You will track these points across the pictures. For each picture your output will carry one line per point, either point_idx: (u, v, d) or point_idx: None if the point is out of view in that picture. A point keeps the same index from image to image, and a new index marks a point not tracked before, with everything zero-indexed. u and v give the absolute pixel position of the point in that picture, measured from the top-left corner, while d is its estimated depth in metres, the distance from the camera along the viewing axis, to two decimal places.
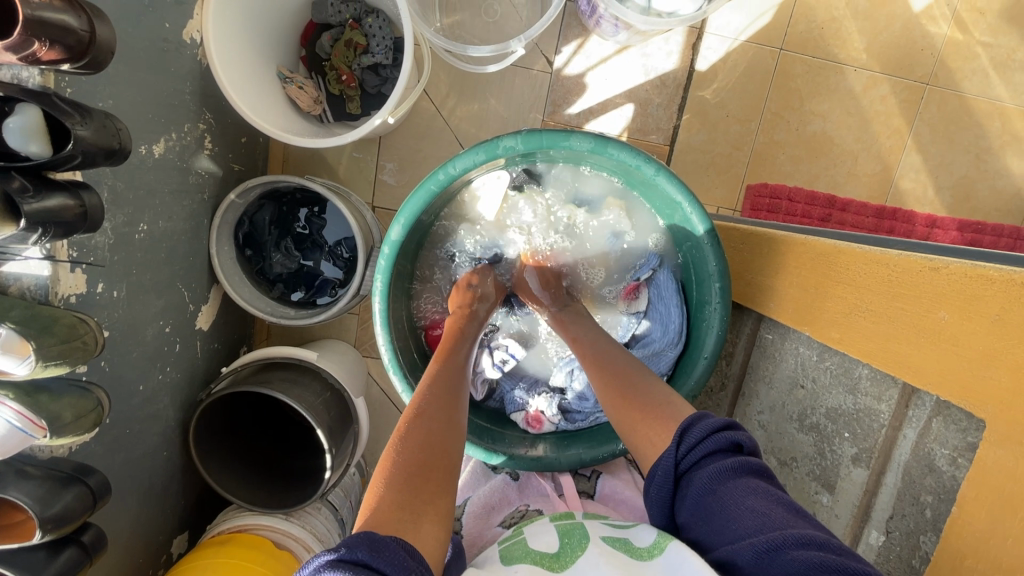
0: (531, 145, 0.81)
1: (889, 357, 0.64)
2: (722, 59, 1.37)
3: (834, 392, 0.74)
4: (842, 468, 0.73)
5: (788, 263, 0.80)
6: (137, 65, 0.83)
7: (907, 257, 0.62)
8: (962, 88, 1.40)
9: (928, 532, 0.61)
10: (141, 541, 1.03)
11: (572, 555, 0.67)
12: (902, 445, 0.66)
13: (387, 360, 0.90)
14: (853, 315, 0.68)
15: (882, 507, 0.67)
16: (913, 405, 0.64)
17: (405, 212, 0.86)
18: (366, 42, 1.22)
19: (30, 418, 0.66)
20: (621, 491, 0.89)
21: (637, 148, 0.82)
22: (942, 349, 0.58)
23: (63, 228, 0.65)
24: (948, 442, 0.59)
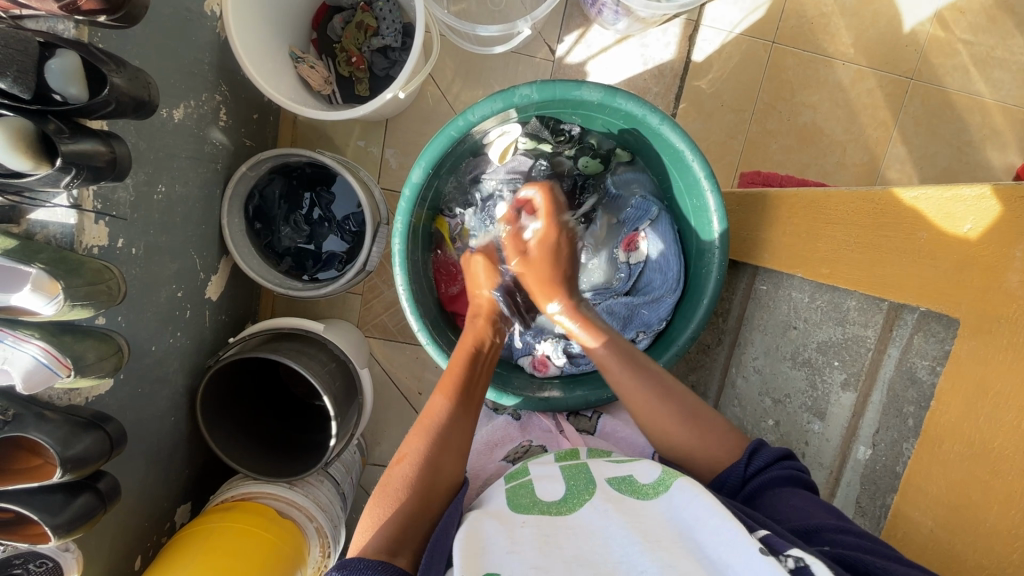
0: (546, 94, 0.84)
1: (876, 281, 0.69)
2: (717, 51, 1.43)
3: (824, 326, 0.78)
4: (832, 395, 0.76)
5: (779, 213, 0.85)
6: (162, 31, 0.87)
7: (888, 190, 0.68)
8: (944, 83, 1.47)
9: (911, 438, 0.65)
10: (147, 503, 1.04)
11: (580, 498, 0.66)
12: (887, 364, 0.70)
13: (404, 299, 0.90)
14: (841, 249, 0.73)
15: (868, 424, 0.71)
16: (896, 326, 0.68)
17: (425, 155, 0.87)
18: (376, 25, 1.27)
19: (56, 356, 0.68)
20: (621, 430, 0.90)
21: (643, 99, 0.86)
22: (922, 263, 0.63)
23: (93, 172, 0.68)
24: (927, 354, 0.64)
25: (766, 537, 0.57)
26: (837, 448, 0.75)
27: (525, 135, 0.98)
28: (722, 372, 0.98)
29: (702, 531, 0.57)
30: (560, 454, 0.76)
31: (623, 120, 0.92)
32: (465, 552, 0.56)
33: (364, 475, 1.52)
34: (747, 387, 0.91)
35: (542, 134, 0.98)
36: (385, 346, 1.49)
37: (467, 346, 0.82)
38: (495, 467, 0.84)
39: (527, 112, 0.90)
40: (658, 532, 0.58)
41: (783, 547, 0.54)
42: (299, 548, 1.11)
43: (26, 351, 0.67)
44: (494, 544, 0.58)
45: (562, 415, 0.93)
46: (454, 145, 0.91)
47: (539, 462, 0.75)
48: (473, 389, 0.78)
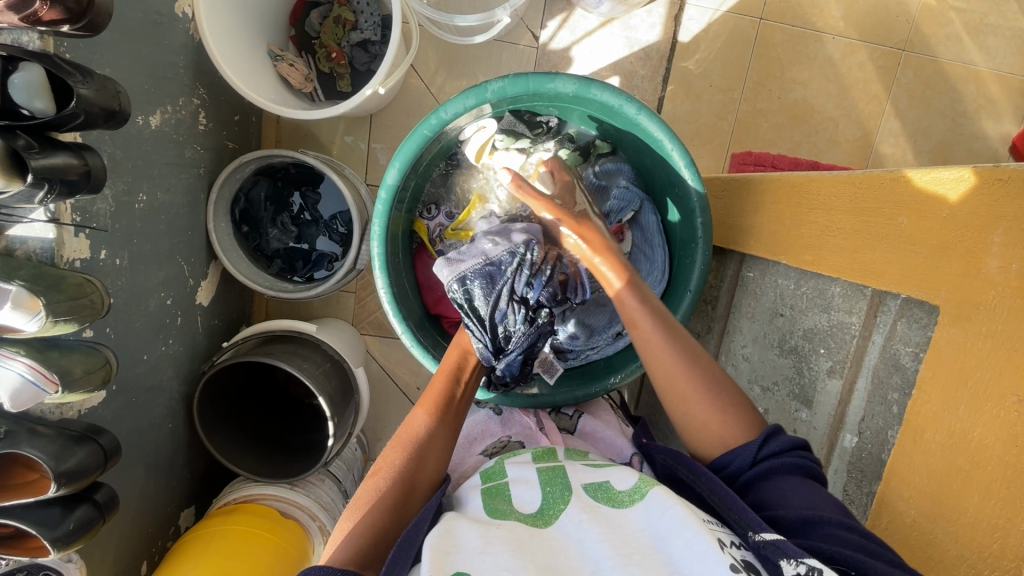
0: (518, 88, 0.82)
1: (857, 267, 0.68)
2: (704, 31, 1.40)
3: (810, 313, 0.77)
4: (820, 382, 0.76)
5: (763, 199, 0.84)
6: (133, 37, 0.85)
7: (871, 173, 0.67)
8: (936, 53, 1.44)
9: (895, 425, 0.64)
10: (149, 509, 1.06)
11: (555, 509, 0.65)
12: (872, 350, 0.69)
13: (386, 301, 0.90)
14: (824, 236, 0.72)
15: (855, 413, 0.71)
16: (879, 313, 0.67)
17: (399, 156, 0.86)
18: (354, 19, 1.24)
19: (42, 372, 0.68)
20: (601, 430, 0.89)
21: (619, 88, 0.83)
22: (904, 249, 0.62)
23: (67, 186, 0.67)
24: (910, 340, 0.63)
25: (775, 541, 0.56)
26: (825, 435, 0.75)
27: (501, 131, 0.96)
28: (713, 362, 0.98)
29: (675, 544, 0.56)
30: (538, 453, 0.76)
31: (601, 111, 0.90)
32: (432, 559, 0.56)
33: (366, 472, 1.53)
34: (736, 375, 0.91)
35: (518, 128, 0.96)
36: (381, 344, 1.49)
37: (451, 364, 0.82)
38: (472, 461, 0.83)
39: (501, 107, 0.89)
40: (631, 543, 0.58)
41: (794, 552, 0.54)
42: (303, 548, 1.12)
43: (11, 369, 0.67)
44: (466, 547, 0.58)
45: (544, 411, 0.93)
46: (429, 144, 0.90)
47: (515, 463, 0.74)
48: (453, 403, 0.78)
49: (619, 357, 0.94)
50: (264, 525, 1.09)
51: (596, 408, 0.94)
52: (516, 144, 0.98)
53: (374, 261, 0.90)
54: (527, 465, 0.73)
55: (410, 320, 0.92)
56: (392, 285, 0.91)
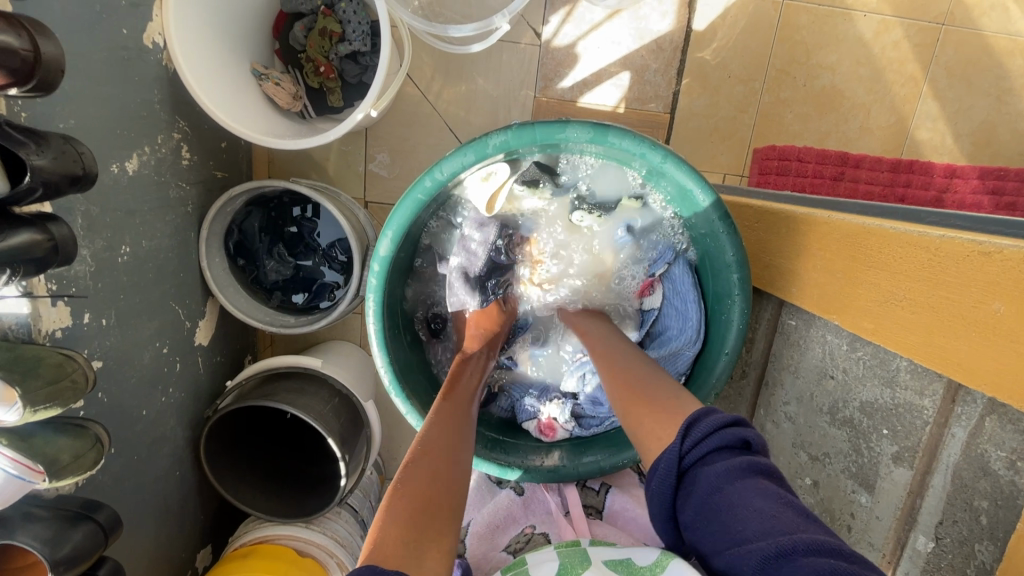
0: (523, 141, 0.73)
1: (934, 350, 0.57)
2: (721, 17, 1.28)
3: (868, 383, 0.69)
4: (882, 466, 0.68)
5: (810, 246, 0.75)
6: (99, 80, 0.78)
7: (948, 238, 0.56)
8: (980, 25, 1.30)
9: (985, 539, 0.55)
10: (164, 561, 1.03)
11: (572, 572, 0.64)
12: (950, 444, 0.59)
13: (387, 380, 0.82)
14: (889, 303, 0.63)
15: (928, 511, 0.62)
16: (959, 400, 0.58)
17: (392, 223, 0.77)
18: (341, 30, 1.15)
19: (27, 464, 0.64)
20: (631, 509, 0.83)
21: (638, 133, 0.73)
22: (996, 343, 0.51)
23: (34, 264, 0.62)
24: (1004, 445, 0.54)
25: None
26: (891, 530, 0.66)
27: (522, 181, 0.86)
28: (750, 412, 0.91)
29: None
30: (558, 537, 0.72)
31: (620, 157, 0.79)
32: None
33: None
34: (779, 434, 0.84)
35: (540, 179, 0.85)
36: None
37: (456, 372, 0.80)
38: (496, 559, 0.77)
39: (514, 155, 0.79)
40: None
41: None
42: None
43: None
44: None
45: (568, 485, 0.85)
46: (427, 205, 0.81)
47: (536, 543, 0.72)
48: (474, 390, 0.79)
49: None
50: (280, 567, 1.05)
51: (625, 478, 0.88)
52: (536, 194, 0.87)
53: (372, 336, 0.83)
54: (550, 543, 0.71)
55: (415, 396, 0.84)
56: (393, 360, 0.83)
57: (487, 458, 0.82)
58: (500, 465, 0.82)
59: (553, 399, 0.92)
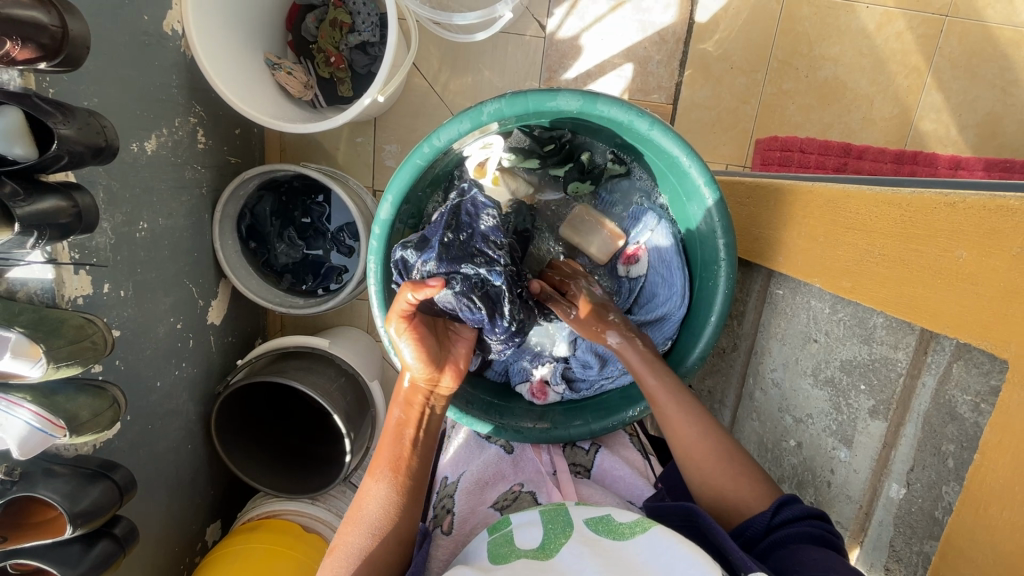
0: (517, 109, 0.75)
1: (904, 302, 0.60)
2: (724, 9, 1.30)
3: (848, 343, 0.71)
4: (859, 422, 0.70)
5: (795, 213, 0.77)
6: (121, 62, 0.82)
7: (920, 194, 0.59)
8: (984, 17, 1.31)
9: (952, 481, 0.58)
10: (175, 529, 1.07)
11: (556, 542, 0.58)
12: (921, 394, 0.62)
13: (386, 341, 0.83)
14: (864, 260, 0.65)
15: (901, 459, 0.65)
16: (931, 350, 0.61)
17: (393, 188, 0.79)
18: (351, 21, 1.19)
19: (48, 418, 0.68)
20: (618, 469, 0.84)
21: (629, 102, 0.75)
22: (961, 289, 0.54)
23: (59, 230, 0.65)
24: (969, 388, 0.57)
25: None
26: (866, 480, 0.68)
27: (510, 151, 0.92)
28: (738, 382, 0.93)
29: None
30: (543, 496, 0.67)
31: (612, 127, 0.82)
32: None
33: None
34: (766, 400, 0.85)
35: (529, 147, 0.92)
36: None
37: (391, 428, 0.71)
38: (483, 515, 0.76)
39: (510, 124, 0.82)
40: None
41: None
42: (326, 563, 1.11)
43: (18, 416, 0.67)
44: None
45: (558, 447, 0.87)
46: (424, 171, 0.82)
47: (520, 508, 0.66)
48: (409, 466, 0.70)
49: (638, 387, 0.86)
50: (288, 542, 1.08)
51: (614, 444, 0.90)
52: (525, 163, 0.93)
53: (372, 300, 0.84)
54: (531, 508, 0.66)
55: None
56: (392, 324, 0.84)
57: (480, 417, 0.84)
58: (491, 423, 0.84)
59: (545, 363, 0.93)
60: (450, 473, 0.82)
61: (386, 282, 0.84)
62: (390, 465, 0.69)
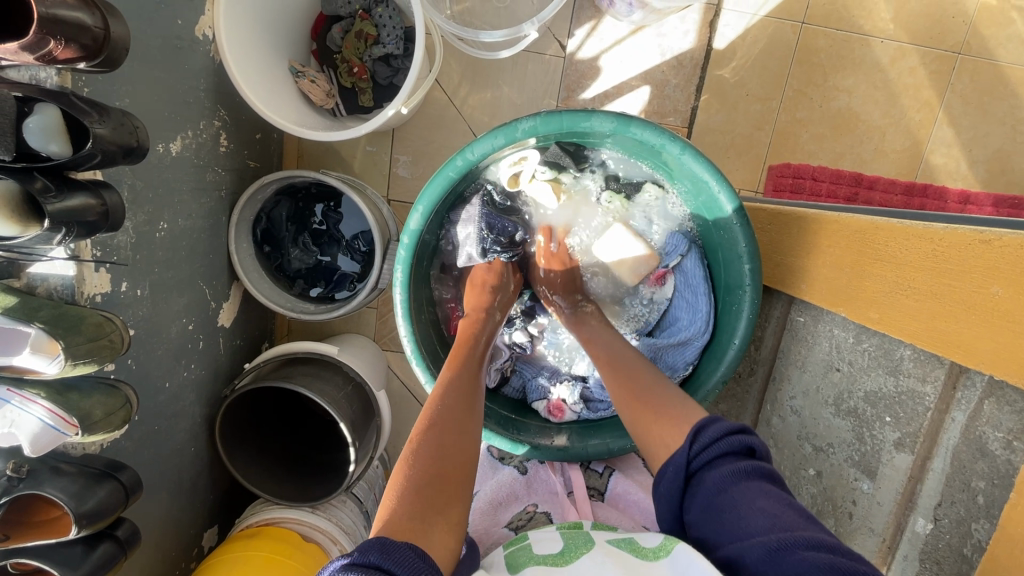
0: (551, 127, 0.78)
1: (935, 335, 0.61)
2: (741, 37, 1.33)
3: (872, 374, 0.72)
4: (884, 453, 0.71)
5: (819, 242, 0.78)
6: (153, 64, 0.83)
7: (953, 229, 0.60)
8: (995, 56, 1.33)
9: (980, 519, 0.59)
10: (173, 533, 1.05)
11: (576, 551, 0.64)
12: (950, 428, 0.64)
13: (409, 351, 0.87)
14: (894, 292, 0.66)
15: (928, 492, 0.66)
16: (961, 386, 0.62)
17: (423, 199, 0.83)
18: (376, 33, 1.21)
19: (61, 416, 0.68)
20: (633, 493, 0.84)
21: (661, 125, 0.78)
22: (996, 325, 0.56)
23: (85, 227, 0.66)
24: (1001, 425, 0.58)
25: None
26: (890, 514, 0.70)
27: (545, 163, 0.93)
28: (755, 408, 0.93)
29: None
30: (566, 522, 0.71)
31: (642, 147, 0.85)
32: None
33: None
34: (785, 427, 0.86)
35: (563, 161, 0.93)
36: (404, 361, 1.46)
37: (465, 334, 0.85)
38: (498, 535, 0.79)
39: (546, 142, 0.85)
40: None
41: None
42: None
43: (31, 413, 0.67)
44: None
45: (574, 467, 0.86)
46: (455, 184, 0.87)
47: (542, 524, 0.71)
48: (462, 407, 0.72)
49: None
50: (286, 550, 1.07)
51: (630, 467, 0.89)
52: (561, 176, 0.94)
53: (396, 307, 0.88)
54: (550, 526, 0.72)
55: (433, 367, 0.89)
56: (415, 332, 0.88)
57: (499, 433, 0.85)
58: (512, 441, 0.86)
59: (563, 380, 0.97)
60: None
61: (410, 291, 0.87)
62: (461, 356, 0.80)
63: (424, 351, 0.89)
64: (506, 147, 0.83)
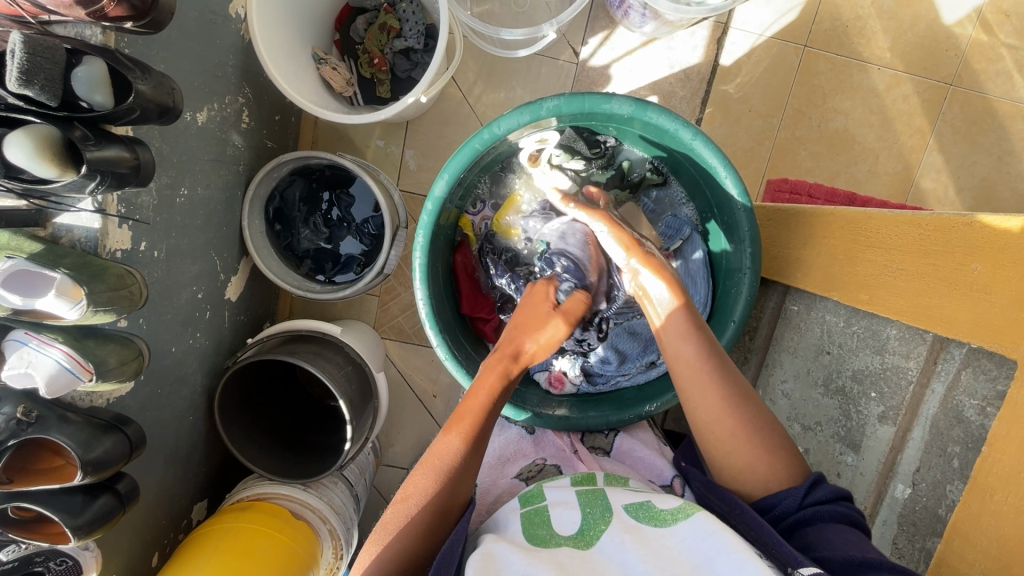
0: (573, 107, 0.84)
1: (920, 311, 0.68)
2: (747, 55, 1.39)
3: (860, 354, 0.78)
4: (868, 427, 0.77)
5: (816, 232, 0.84)
6: (189, 35, 0.87)
7: (938, 216, 0.66)
8: (985, 89, 1.40)
9: (955, 480, 0.64)
10: (166, 500, 1.05)
11: (596, 530, 0.64)
12: (929, 399, 0.69)
13: (424, 313, 0.92)
14: (884, 275, 0.72)
15: (907, 461, 0.71)
16: (940, 360, 0.68)
17: (449, 168, 0.88)
18: (399, 27, 1.25)
19: (79, 360, 0.70)
20: (638, 449, 0.90)
21: (675, 112, 0.85)
22: (975, 298, 0.62)
23: (117, 178, 0.69)
24: (977, 393, 0.63)
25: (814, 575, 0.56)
26: (872, 482, 0.75)
27: (560, 146, 0.98)
28: (748, 395, 0.99)
29: (721, 563, 0.56)
30: (577, 477, 0.74)
31: (655, 135, 0.91)
32: None
33: (378, 477, 1.49)
34: (775, 410, 0.92)
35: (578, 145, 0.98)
36: (402, 350, 1.46)
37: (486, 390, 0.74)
38: (505, 484, 0.84)
39: (565, 123, 0.91)
40: (677, 571, 0.57)
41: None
42: (311, 551, 1.09)
43: (48, 355, 0.69)
44: (509, 568, 0.57)
45: (577, 434, 0.94)
46: (480, 157, 0.92)
47: (554, 486, 0.73)
48: (486, 434, 0.72)
49: (653, 386, 0.95)
50: (276, 525, 1.07)
51: (634, 427, 0.95)
52: (573, 160, 0.99)
53: (415, 270, 0.92)
54: (566, 487, 0.73)
55: (445, 331, 0.94)
56: (430, 296, 0.93)
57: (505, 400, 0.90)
58: (515, 407, 0.91)
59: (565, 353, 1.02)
60: None
61: (429, 256, 0.92)
62: (472, 425, 0.72)
63: (438, 315, 0.93)
64: (529, 126, 0.89)
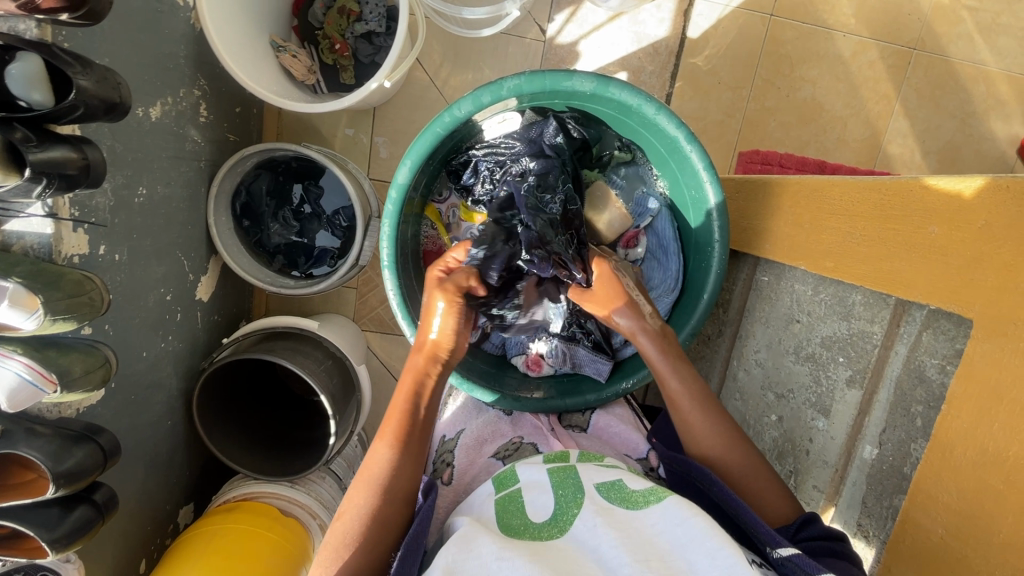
0: (534, 86, 0.83)
1: (882, 276, 0.69)
2: (714, 27, 1.38)
3: (829, 321, 0.79)
4: (838, 392, 0.78)
5: (782, 203, 0.86)
6: (134, 26, 0.83)
7: (896, 180, 0.68)
8: (947, 52, 1.41)
9: (920, 438, 0.67)
10: (148, 508, 1.04)
11: (568, 514, 0.64)
12: (894, 360, 0.71)
13: (395, 303, 0.91)
14: (846, 242, 0.74)
15: (874, 423, 0.73)
16: (903, 322, 0.70)
17: (412, 153, 0.87)
18: (358, 10, 1.21)
19: (40, 371, 0.68)
20: (615, 425, 0.93)
21: (637, 87, 0.84)
22: (932, 259, 0.63)
23: (65, 181, 0.66)
24: (937, 352, 0.65)
25: (793, 558, 0.61)
26: (843, 445, 0.77)
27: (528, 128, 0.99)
28: (724, 363, 1.02)
29: (694, 552, 0.56)
30: (550, 456, 0.76)
31: (619, 111, 0.91)
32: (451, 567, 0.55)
33: None
34: (749, 379, 0.94)
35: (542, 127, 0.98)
36: (383, 340, 1.45)
37: (406, 388, 0.75)
38: (484, 464, 0.85)
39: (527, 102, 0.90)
40: (648, 551, 0.57)
41: (810, 568, 0.59)
42: (304, 547, 1.09)
43: (8, 368, 0.67)
44: (484, 552, 0.57)
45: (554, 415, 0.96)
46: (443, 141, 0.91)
47: (526, 466, 0.74)
48: (417, 428, 0.73)
49: (630, 363, 0.97)
50: (266, 524, 1.06)
51: (611, 402, 0.97)
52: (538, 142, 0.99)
53: (383, 262, 0.91)
54: (540, 467, 0.73)
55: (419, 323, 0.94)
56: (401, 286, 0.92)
57: (479, 385, 0.92)
58: (492, 392, 0.92)
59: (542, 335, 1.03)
60: (450, 431, 0.90)
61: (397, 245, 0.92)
62: (397, 432, 0.72)
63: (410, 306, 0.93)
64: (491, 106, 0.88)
